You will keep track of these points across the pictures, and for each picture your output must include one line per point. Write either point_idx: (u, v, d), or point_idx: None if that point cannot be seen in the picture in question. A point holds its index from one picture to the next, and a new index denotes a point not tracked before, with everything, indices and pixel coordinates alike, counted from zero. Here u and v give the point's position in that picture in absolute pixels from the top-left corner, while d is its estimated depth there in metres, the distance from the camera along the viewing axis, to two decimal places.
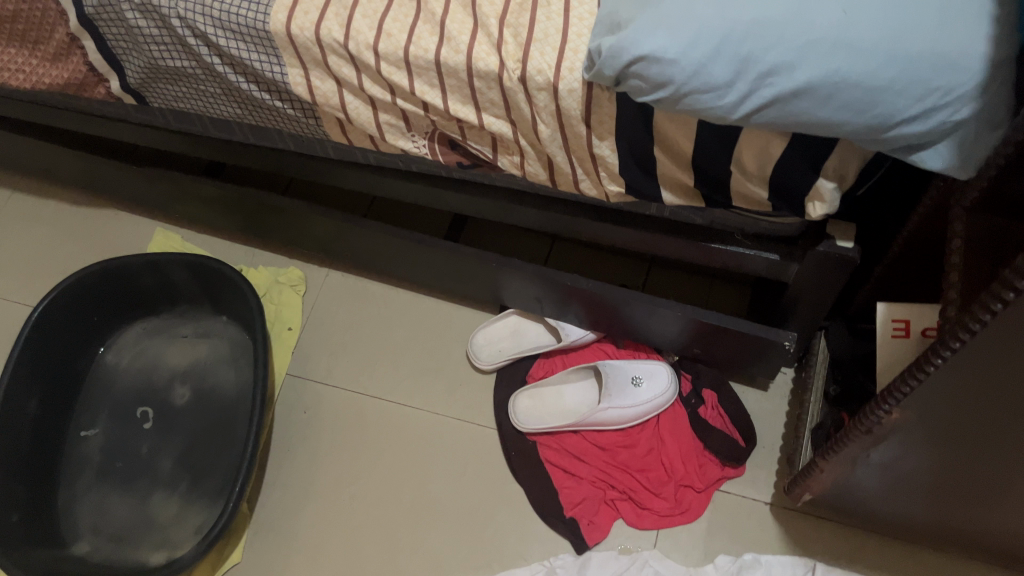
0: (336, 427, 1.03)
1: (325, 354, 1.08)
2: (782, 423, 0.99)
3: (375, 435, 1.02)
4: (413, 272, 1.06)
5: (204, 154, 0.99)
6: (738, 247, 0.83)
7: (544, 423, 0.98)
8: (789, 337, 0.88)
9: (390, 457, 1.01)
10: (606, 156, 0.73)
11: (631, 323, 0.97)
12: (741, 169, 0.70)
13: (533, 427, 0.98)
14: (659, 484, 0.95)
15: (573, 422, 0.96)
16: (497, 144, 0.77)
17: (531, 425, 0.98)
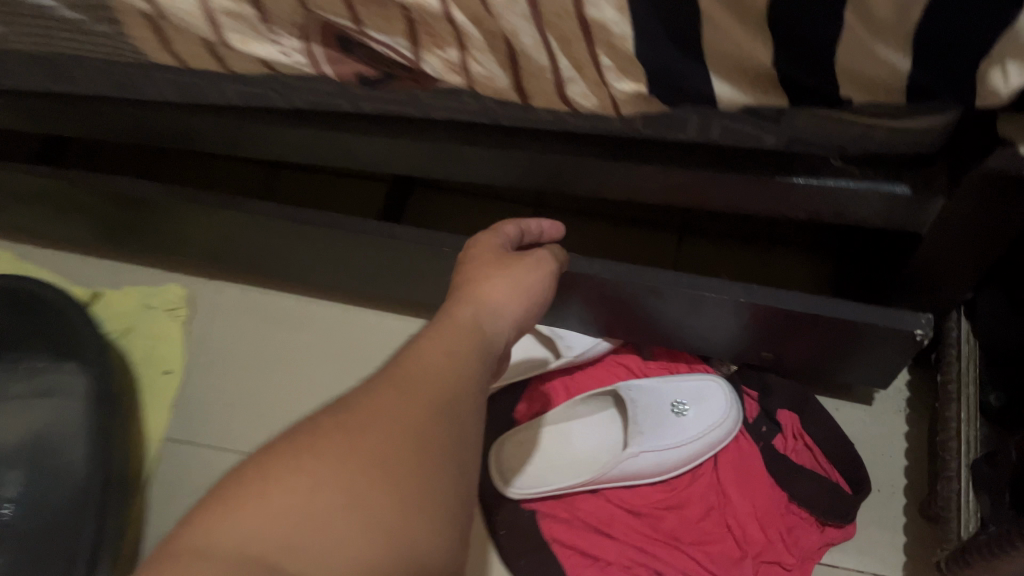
0: None
1: (221, 405, 0.75)
2: (902, 452, 0.66)
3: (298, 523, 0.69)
4: (337, 275, 0.73)
5: (5, 122, 0.66)
6: (841, 181, 0.49)
7: (546, 484, 0.66)
8: (923, 322, 0.55)
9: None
10: (608, 23, 0.40)
11: (664, 322, 0.64)
12: (863, 20, 0.38)
13: (529, 491, 0.66)
14: (729, 564, 0.62)
15: (589, 477, 0.65)
16: (417, 31, 0.44)
17: (526, 489, 0.66)
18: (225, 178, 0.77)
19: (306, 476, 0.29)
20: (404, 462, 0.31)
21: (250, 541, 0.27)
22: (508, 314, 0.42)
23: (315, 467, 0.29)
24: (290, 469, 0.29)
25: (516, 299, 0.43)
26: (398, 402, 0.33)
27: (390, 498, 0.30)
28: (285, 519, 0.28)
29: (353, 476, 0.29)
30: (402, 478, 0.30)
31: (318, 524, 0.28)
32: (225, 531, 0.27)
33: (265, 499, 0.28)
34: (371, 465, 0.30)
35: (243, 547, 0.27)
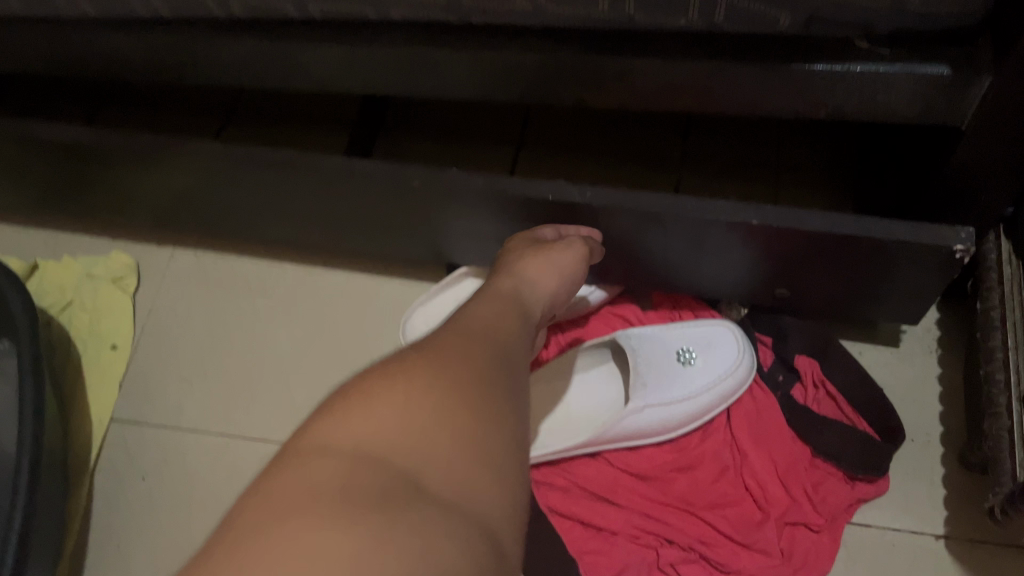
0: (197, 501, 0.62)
1: (175, 381, 0.67)
2: (936, 396, 0.59)
3: None
4: (299, 229, 0.65)
5: None
6: (872, 66, 0.42)
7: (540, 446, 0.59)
8: (962, 234, 0.48)
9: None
10: None
11: (666, 261, 0.57)
12: None
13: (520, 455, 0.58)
14: (749, 528, 0.55)
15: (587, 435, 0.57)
16: None
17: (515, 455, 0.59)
18: (167, 119, 0.68)
19: (408, 392, 0.30)
20: (488, 375, 0.33)
21: (365, 444, 0.28)
22: (543, 286, 0.44)
23: (417, 373, 0.31)
24: (391, 386, 0.30)
25: (564, 265, 0.46)
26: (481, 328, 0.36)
27: (483, 415, 0.31)
28: (380, 434, 0.29)
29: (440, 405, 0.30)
30: (477, 409, 0.31)
31: (421, 442, 0.29)
32: (340, 434, 0.29)
33: (356, 426, 0.29)
34: (460, 381, 0.31)
35: (362, 449, 0.28)
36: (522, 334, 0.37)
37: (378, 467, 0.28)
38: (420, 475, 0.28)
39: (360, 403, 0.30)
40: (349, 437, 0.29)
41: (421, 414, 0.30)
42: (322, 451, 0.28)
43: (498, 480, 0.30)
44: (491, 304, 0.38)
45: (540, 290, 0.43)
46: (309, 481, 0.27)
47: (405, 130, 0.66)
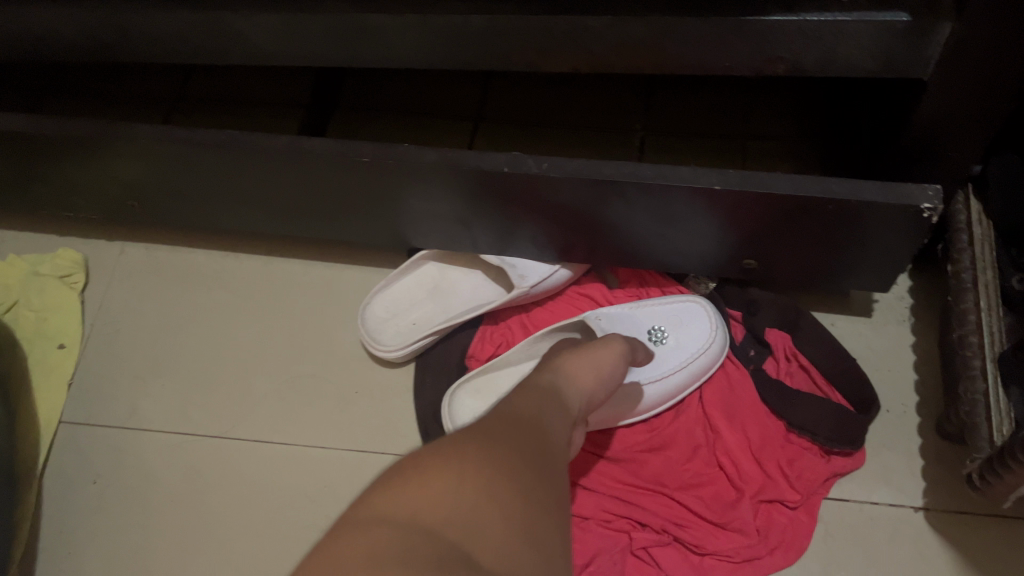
0: (152, 502, 0.59)
1: (127, 380, 0.64)
2: (911, 366, 0.57)
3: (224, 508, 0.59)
4: (253, 217, 0.63)
5: None
6: (828, 14, 0.40)
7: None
8: (930, 193, 0.46)
9: (245, 537, 0.57)
10: None
11: (629, 238, 0.55)
12: None
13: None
14: (724, 506, 0.54)
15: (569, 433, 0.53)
16: None
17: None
18: (110, 107, 0.65)
19: (473, 473, 0.27)
20: (547, 468, 0.30)
21: (421, 522, 0.25)
22: (581, 379, 0.42)
23: (477, 460, 0.28)
24: (451, 467, 0.27)
25: (605, 356, 0.45)
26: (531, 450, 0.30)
27: (542, 522, 0.28)
28: (438, 502, 0.26)
29: (509, 480, 0.28)
30: (547, 491, 0.29)
31: (478, 532, 0.25)
32: (393, 508, 0.26)
33: (424, 487, 0.26)
34: (523, 470, 0.29)
35: (420, 524, 0.25)
36: (564, 409, 0.37)
37: (432, 547, 0.24)
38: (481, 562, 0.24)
39: (420, 479, 0.27)
40: (406, 512, 0.25)
41: (484, 498, 0.26)
42: (375, 526, 0.24)
43: None
44: (530, 398, 0.36)
45: (579, 382, 0.41)
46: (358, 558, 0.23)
47: (361, 112, 0.63)
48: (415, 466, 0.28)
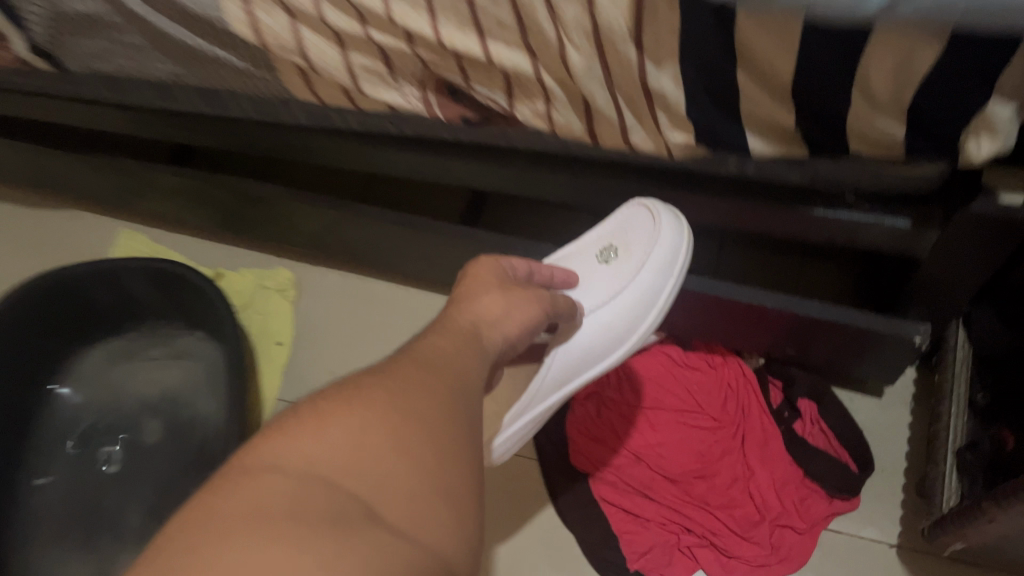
0: None
1: (323, 374, 0.88)
2: (907, 439, 0.77)
3: None
4: (426, 270, 0.86)
5: (157, 133, 0.79)
6: (853, 214, 0.60)
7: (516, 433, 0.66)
8: (922, 331, 0.65)
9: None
10: (668, 91, 0.51)
11: (704, 326, 0.76)
12: (866, 99, 0.48)
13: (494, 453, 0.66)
14: (749, 526, 0.74)
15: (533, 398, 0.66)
16: (513, 87, 0.56)
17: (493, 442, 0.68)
18: (330, 180, 0.90)
19: (359, 411, 0.35)
20: (418, 418, 0.36)
21: (313, 464, 0.33)
22: (507, 322, 0.51)
23: (369, 405, 0.36)
24: (340, 420, 0.35)
25: (528, 303, 0.54)
26: (386, 401, 0.36)
27: (429, 448, 0.35)
28: (330, 445, 0.34)
29: (390, 417, 0.36)
30: (430, 417, 0.37)
31: (368, 459, 0.34)
32: (283, 456, 0.33)
33: (321, 435, 0.34)
34: (404, 403, 0.37)
35: (310, 471, 0.33)
36: (476, 354, 0.46)
37: (323, 486, 0.32)
38: (372, 504, 0.32)
39: (309, 425, 0.34)
40: (299, 457, 0.33)
41: (360, 437, 0.34)
42: (270, 470, 0.32)
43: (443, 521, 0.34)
44: (445, 345, 0.45)
45: (502, 325, 0.51)
46: (252, 498, 0.31)
47: (511, 202, 0.87)
48: (297, 426, 0.35)
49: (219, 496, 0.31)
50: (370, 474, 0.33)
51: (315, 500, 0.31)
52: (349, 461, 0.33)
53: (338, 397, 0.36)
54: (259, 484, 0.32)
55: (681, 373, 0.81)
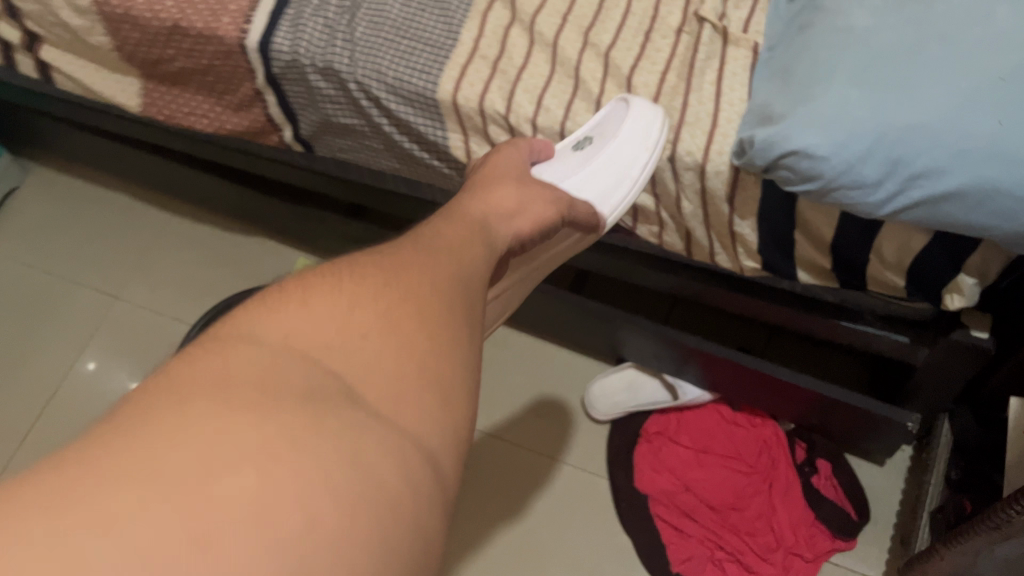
0: None
1: None
2: (897, 500, 1.01)
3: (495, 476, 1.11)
4: (540, 323, 1.14)
5: (354, 196, 1.06)
6: (868, 327, 0.83)
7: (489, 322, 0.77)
8: (913, 418, 0.88)
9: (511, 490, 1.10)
10: (747, 235, 0.76)
11: (751, 394, 0.99)
12: (879, 256, 0.71)
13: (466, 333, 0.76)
14: (768, 550, 0.97)
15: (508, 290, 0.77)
16: (638, 214, 0.82)
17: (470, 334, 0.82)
18: None
19: (349, 298, 0.47)
20: (402, 298, 0.48)
21: (289, 335, 0.44)
22: (519, 221, 0.65)
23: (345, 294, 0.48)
24: (315, 303, 0.47)
25: (537, 201, 0.68)
26: (377, 271, 0.50)
27: (407, 319, 0.47)
28: (305, 321, 0.46)
29: (369, 319, 0.47)
30: (413, 324, 0.47)
31: (348, 321, 0.46)
32: (273, 326, 0.45)
33: (305, 309, 0.46)
34: (393, 310, 0.47)
35: (287, 340, 0.44)
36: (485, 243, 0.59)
37: (299, 356, 0.43)
38: (342, 374, 0.43)
39: (296, 304, 0.47)
40: (282, 329, 0.45)
41: (343, 320, 0.46)
42: (251, 339, 0.44)
43: (423, 408, 0.45)
44: (454, 241, 0.56)
45: (516, 221, 0.65)
46: (230, 363, 0.42)
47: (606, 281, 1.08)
48: (289, 300, 0.47)
49: (214, 355, 0.42)
50: (347, 358, 0.44)
51: (297, 374, 0.42)
52: (327, 351, 0.44)
53: (338, 272, 0.50)
54: (241, 357, 0.42)
55: (729, 428, 1.04)
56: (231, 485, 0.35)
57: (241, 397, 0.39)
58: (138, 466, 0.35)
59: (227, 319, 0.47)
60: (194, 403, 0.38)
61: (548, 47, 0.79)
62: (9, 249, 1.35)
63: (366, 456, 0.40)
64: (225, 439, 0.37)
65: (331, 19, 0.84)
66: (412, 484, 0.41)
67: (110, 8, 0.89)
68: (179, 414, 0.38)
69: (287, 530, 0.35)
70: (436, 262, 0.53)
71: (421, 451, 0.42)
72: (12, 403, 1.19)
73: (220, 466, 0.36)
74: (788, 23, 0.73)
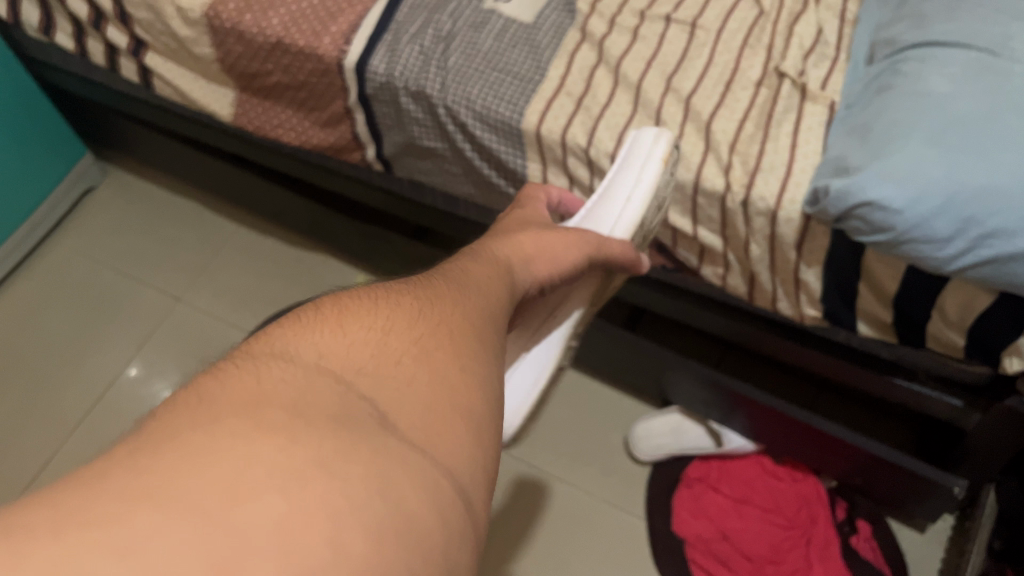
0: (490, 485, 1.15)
1: None
2: (936, 569, 1.00)
3: (530, 504, 1.13)
4: (589, 360, 1.16)
5: (425, 220, 1.11)
6: (921, 387, 0.85)
7: (523, 380, 0.73)
8: (960, 484, 0.87)
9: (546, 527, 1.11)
10: (811, 282, 0.78)
11: (795, 448, 1.00)
12: (942, 314, 0.72)
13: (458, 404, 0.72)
14: None
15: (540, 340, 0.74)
16: (704, 254, 0.85)
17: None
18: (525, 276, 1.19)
19: (387, 323, 0.42)
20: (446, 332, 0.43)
21: (324, 358, 0.39)
22: (538, 268, 0.60)
23: (383, 322, 0.42)
24: (347, 328, 0.41)
25: (562, 243, 0.64)
26: (409, 301, 0.45)
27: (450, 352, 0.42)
28: (343, 345, 0.40)
29: (407, 348, 0.41)
30: (450, 356, 0.42)
31: (384, 351, 0.41)
32: (300, 349, 0.39)
33: (341, 333, 0.41)
34: (430, 338, 0.42)
35: (317, 363, 0.38)
36: (504, 281, 0.54)
37: (333, 380, 0.37)
38: (383, 407, 0.37)
39: (331, 328, 0.41)
40: (315, 353, 0.39)
41: (380, 348, 0.41)
42: (281, 362, 0.37)
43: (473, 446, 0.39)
44: (480, 276, 0.52)
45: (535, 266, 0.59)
46: (250, 388, 0.35)
47: (657, 322, 1.10)
48: (322, 321, 0.41)
49: (242, 376, 0.36)
50: (383, 385, 0.38)
51: (331, 399, 0.36)
52: (368, 375, 0.39)
53: (369, 296, 0.45)
54: (270, 380, 0.36)
55: (770, 481, 1.04)
56: (254, 513, 0.30)
57: (271, 420, 0.33)
58: (153, 484, 0.29)
59: (248, 342, 0.41)
60: (224, 420, 0.33)
61: (631, 89, 0.84)
62: (81, 245, 1.40)
63: (398, 491, 0.34)
64: (251, 465, 0.31)
65: (426, 47, 0.89)
66: (457, 522, 0.35)
67: (219, 21, 0.95)
68: (203, 429, 0.32)
69: (313, 565, 0.29)
70: (471, 295, 0.48)
71: (458, 491, 0.36)
72: (70, 393, 1.23)
73: (244, 489, 0.30)
74: (867, 84, 0.76)
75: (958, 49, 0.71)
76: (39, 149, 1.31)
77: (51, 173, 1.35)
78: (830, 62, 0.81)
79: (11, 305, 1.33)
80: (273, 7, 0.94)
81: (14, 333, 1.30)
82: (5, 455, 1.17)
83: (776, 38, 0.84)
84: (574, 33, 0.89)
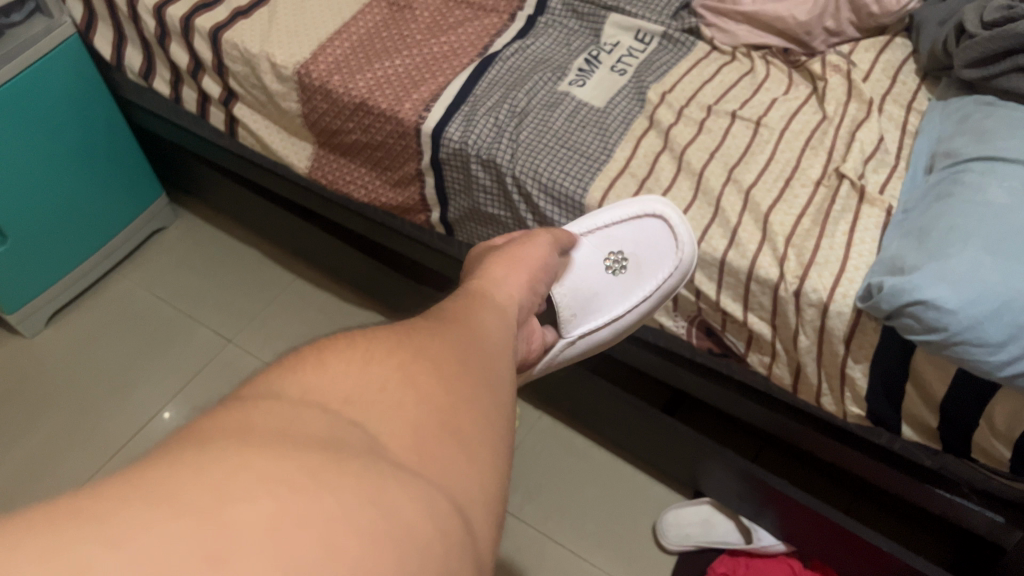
0: (512, 555, 1.14)
1: (521, 491, 1.21)
2: None
3: None
4: (623, 443, 1.16)
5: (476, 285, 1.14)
6: (964, 500, 0.83)
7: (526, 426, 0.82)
8: None
9: None
10: (857, 378, 0.78)
11: (826, 555, 0.98)
12: (989, 425, 0.72)
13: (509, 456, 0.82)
14: None
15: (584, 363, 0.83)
16: (752, 342, 0.86)
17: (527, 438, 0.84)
18: None
19: (348, 365, 0.43)
20: (423, 352, 0.45)
21: (308, 396, 0.40)
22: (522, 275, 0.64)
23: (367, 347, 0.45)
24: (317, 367, 0.43)
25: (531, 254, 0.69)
26: (388, 329, 0.47)
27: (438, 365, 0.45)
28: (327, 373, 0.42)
29: (388, 374, 0.43)
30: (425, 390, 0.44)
31: (368, 374, 0.42)
32: (285, 387, 0.41)
33: (322, 365, 0.43)
34: (410, 365, 0.44)
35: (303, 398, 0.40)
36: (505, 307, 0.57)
37: (321, 412, 0.39)
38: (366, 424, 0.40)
39: (312, 366, 0.43)
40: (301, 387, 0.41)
41: (361, 376, 0.42)
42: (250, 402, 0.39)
43: None
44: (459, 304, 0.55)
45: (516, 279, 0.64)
46: (236, 419, 0.37)
47: (697, 410, 1.11)
48: (288, 368, 0.43)
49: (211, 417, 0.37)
50: (368, 410, 0.40)
51: (318, 422, 0.38)
52: (338, 408, 0.40)
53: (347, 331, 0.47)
54: (261, 408, 0.38)
55: None
56: (245, 510, 0.32)
57: (254, 439, 0.35)
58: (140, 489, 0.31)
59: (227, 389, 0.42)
60: (212, 442, 0.34)
61: (693, 176, 0.87)
62: (145, 280, 1.45)
63: (390, 499, 0.36)
64: (246, 472, 0.33)
65: (501, 120, 0.94)
66: None
67: (309, 79, 1.01)
68: (176, 457, 0.33)
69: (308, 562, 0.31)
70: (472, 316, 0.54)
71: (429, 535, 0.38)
72: (114, 419, 1.26)
73: (237, 490, 0.32)
74: (926, 191, 0.78)
75: (1015, 164, 0.73)
76: (121, 186, 1.38)
77: (129, 210, 1.42)
78: (889, 168, 0.84)
79: (70, 329, 1.38)
80: (361, 72, 1.01)
81: (68, 357, 1.34)
82: (43, 473, 1.19)
83: (838, 141, 0.87)
84: (642, 120, 0.94)
